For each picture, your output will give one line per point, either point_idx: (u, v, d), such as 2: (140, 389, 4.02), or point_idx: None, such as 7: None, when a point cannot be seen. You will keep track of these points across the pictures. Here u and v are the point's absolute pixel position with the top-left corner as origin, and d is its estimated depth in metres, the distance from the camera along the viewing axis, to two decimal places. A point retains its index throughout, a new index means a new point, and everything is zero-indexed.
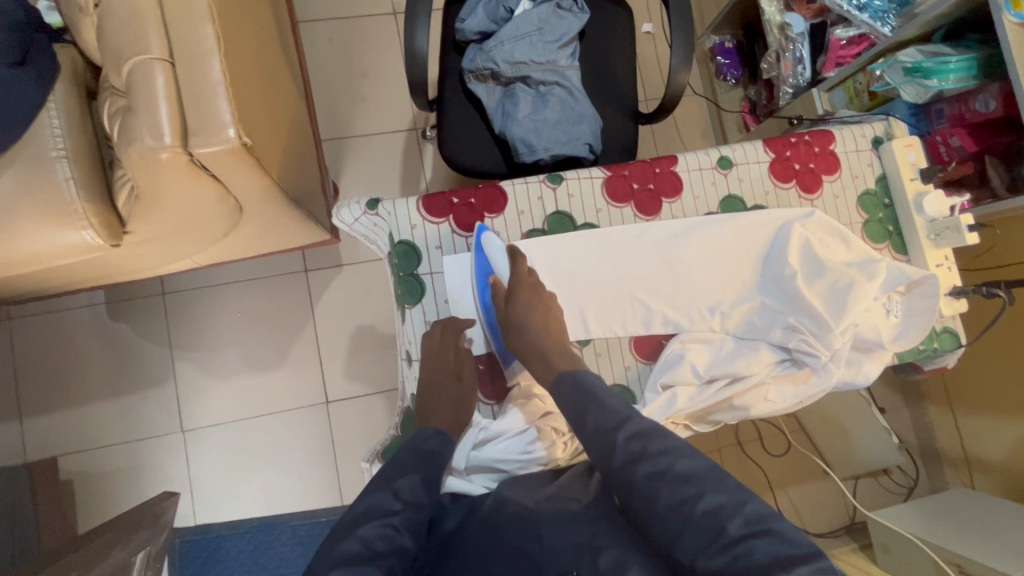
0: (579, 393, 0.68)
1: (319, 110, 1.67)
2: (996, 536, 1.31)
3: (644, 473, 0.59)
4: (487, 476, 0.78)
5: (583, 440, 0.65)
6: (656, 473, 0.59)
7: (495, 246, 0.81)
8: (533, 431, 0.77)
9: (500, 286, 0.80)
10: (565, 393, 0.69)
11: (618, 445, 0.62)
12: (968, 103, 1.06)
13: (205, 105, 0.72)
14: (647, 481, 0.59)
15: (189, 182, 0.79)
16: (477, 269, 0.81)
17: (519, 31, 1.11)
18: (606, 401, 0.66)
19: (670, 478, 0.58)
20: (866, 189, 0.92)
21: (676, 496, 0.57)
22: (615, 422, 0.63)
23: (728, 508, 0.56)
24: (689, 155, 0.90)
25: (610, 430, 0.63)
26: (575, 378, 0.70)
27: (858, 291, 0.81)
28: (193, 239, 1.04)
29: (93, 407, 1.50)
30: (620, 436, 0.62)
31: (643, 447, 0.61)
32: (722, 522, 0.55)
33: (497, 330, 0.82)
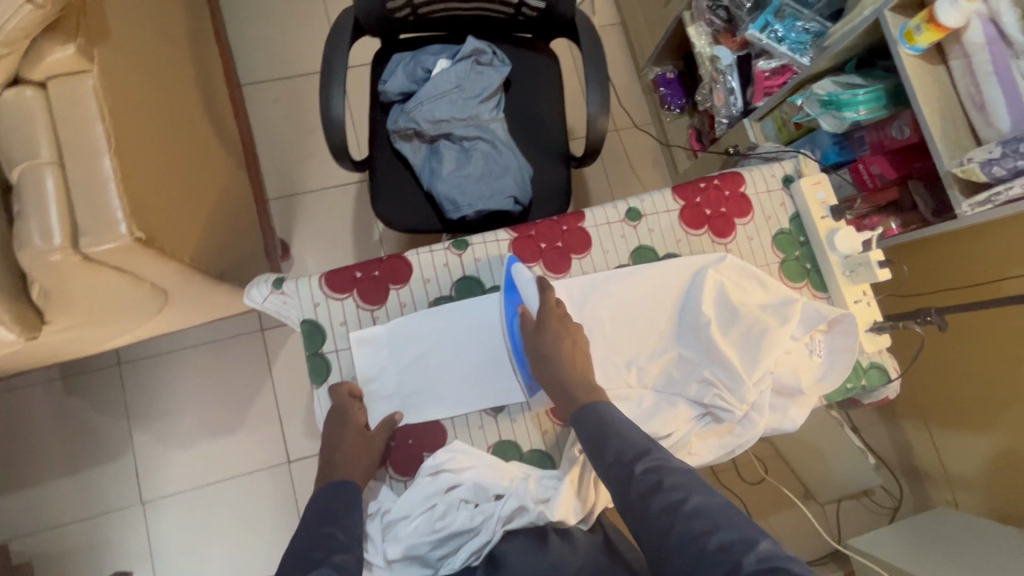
0: (599, 428, 0.70)
1: (268, 169, 1.69)
2: (976, 562, 1.26)
3: (658, 508, 0.61)
4: (414, 563, 0.75)
5: (601, 472, 0.68)
6: (672, 505, 0.60)
7: (526, 277, 0.81)
8: (439, 507, 0.75)
9: (528, 316, 0.80)
10: (588, 433, 0.71)
11: (635, 477, 0.64)
12: (885, 131, 1.06)
13: (95, 204, 0.73)
14: (662, 515, 0.60)
15: (93, 276, 0.79)
16: (506, 297, 0.82)
17: (438, 90, 1.13)
18: (625, 433, 0.69)
19: (685, 511, 0.59)
20: (780, 229, 0.92)
21: (692, 531, 0.58)
22: (633, 453, 0.66)
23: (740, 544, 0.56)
24: (597, 209, 0.90)
25: (628, 459, 0.66)
26: (600, 410, 0.72)
27: (772, 338, 0.81)
28: (123, 320, 1.04)
29: (51, 484, 1.49)
30: (637, 468, 0.65)
31: (659, 480, 0.63)
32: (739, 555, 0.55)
33: (525, 359, 0.81)
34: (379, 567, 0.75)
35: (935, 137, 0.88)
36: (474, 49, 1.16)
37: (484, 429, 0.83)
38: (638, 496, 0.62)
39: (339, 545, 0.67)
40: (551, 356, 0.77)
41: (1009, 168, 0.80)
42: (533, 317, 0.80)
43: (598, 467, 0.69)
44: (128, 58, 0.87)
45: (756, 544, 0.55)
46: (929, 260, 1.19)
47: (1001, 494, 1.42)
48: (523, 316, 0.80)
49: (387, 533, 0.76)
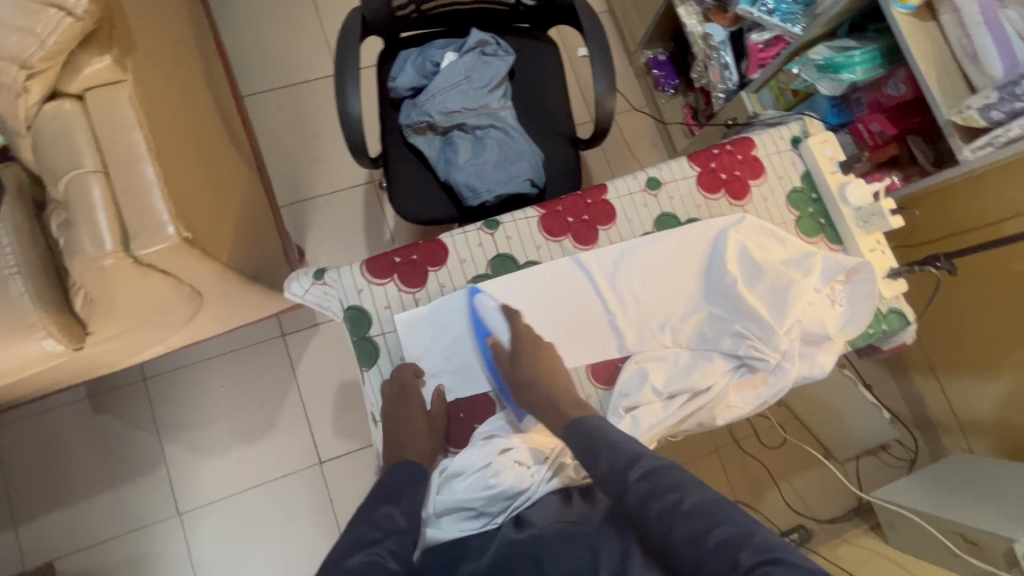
0: (588, 442, 0.72)
1: (276, 177, 1.71)
2: (996, 500, 1.31)
3: (657, 511, 0.62)
4: (461, 517, 0.79)
5: (596, 478, 0.69)
6: (668, 507, 0.62)
7: (489, 308, 0.85)
8: (495, 465, 0.78)
9: (501, 347, 0.84)
10: (578, 443, 0.73)
11: (630, 482, 0.65)
12: (882, 90, 1.11)
13: (142, 208, 0.75)
14: (660, 517, 0.62)
15: (140, 280, 0.82)
16: (474, 328, 0.84)
17: (448, 82, 1.16)
18: (617, 443, 0.70)
19: (682, 512, 0.61)
20: (794, 187, 0.96)
21: (691, 530, 0.60)
22: (626, 461, 0.67)
23: (739, 539, 0.58)
24: (618, 181, 0.94)
25: (622, 466, 0.67)
26: (584, 424, 0.75)
27: (797, 290, 0.85)
28: (159, 327, 1.06)
29: (86, 503, 1.50)
30: (632, 475, 0.66)
31: (653, 485, 0.64)
32: (738, 551, 0.57)
33: (506, 389, 0.84)
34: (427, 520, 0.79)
35: (933, 89, 0.93)
36: (479, 41, 1.19)
37: None
38: (636, 501, 0.64)
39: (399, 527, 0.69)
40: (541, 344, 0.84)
41: (1006, 111, 0.84)
42: (504, 346, 0.84)
43: (593, 476, 0.70)
44: (154, 69, 0.90)
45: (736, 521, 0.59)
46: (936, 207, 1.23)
47: (1015, 435, 1.48)
48: (495, 347, 0.83)
49: (441, 490, 0.80)
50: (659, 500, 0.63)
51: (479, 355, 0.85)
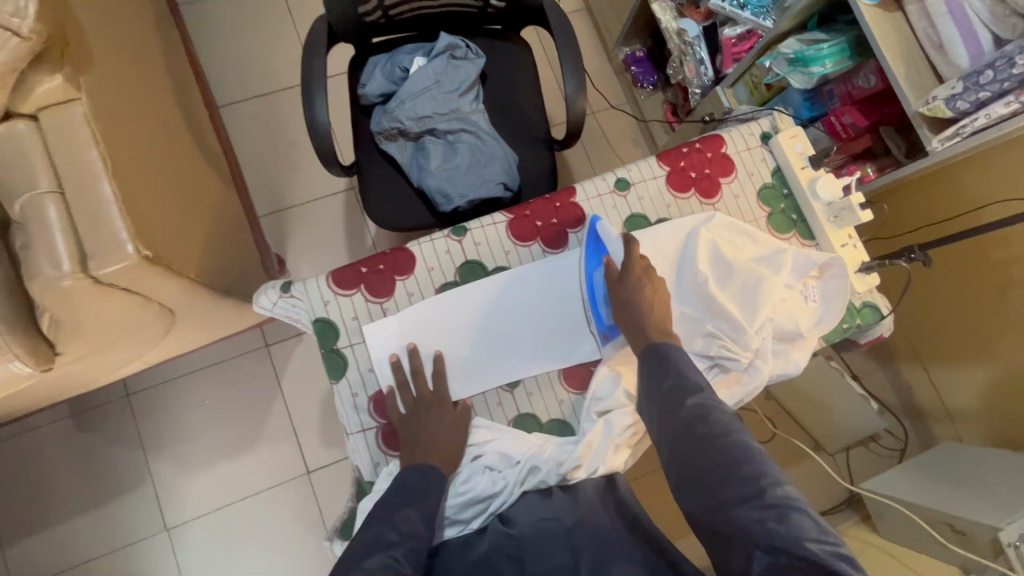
0: (660, 360, 0.75)
1: (255, 187, 1.70)
2: (984, 487, 1.31)
3: (704, 435, 0.67)
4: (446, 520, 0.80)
5: (654, 396, 0.74)
6: (714, 435, 0.67)
7: (610, 233, 0.84)
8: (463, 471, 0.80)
9: (613, 265, 0.82)
10: (650, 365, 0.76)
11: (684, 406, 0.70)
12: (853, 81, 1.10)
13: (101, 227, 0.74)
14: (704, 440, 0.66)
15: (105, 299, 0.81)
16: (590, 252, 0.86)
17: (417, 87, 1.15)
18: (688, 373, 0.73)
19: (726, 441, 0.66)
20: (765, 183, 0.95)
21: (728, 459, 0.64)
22: (688, 387, 0.72)
23: (770, 478, 0.62)
24: (587, 183, 0.93)
25: (683, 392, 0.71)
26: (666, 352, 0.76)
27: (767, 288, 0.84)
28: (134, 344, 1.05)
29: (73, 522, 1.49)
30: (688, 400, 0.70)
31: (704, 413, 0.69)
32: (764, 488, 0.61)
33: (601, 310, 0.84)
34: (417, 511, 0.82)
35: (901, 81, 0.92)
36: (448, 44, 1.18)
37: (503, 404, 0.86)
38: (686, 423, 0.69)
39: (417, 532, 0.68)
40: (632, 277, 0.80)
41: (972, 101, 0.84)
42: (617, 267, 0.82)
43: (652, 393, 0.74)
44: (113, 84, 0.89)
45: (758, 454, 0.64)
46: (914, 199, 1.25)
47: (1002, 421, 1.48)
48: (608, 265, 0.82)
49: None
50: (704, 428, 0.67)
51: (585, 276, 0.86)
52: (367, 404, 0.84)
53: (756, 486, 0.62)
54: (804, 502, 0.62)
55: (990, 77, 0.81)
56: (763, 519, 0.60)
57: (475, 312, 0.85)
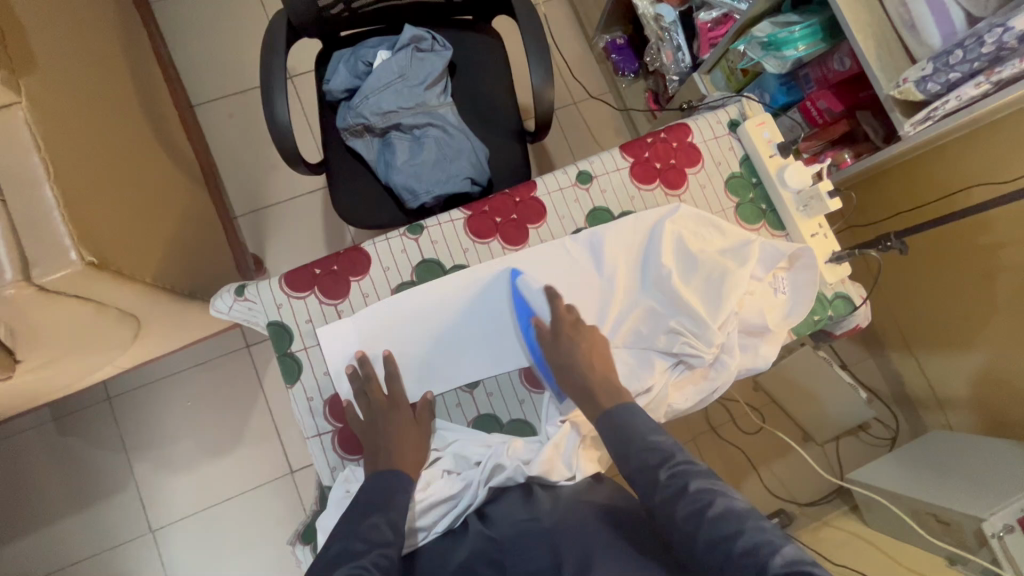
0: (623, 433, 0.70)
1: (232, 187, 1.68)
2: (972, 477, 1.29)
3: (685, 513, 0.62)
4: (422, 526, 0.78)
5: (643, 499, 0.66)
6: (697, 509, 0.61)
7: (533, 288, 0.83)
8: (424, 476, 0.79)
9: (541, 325, 0.80)
10: (611, 436, 0.72)
11: (659, 483, 0.65)
12: (829, 65, 1.07)
13: (41, 233, 0.72)
14: (687, 518, 0.61)
15: (55, 306, 0.80)
16: (517, 311, 0.84)
17: (382, 82, 1.12)
18: (656, 444, 0.68)
19: (710, 516, 0.60)
20: (732, 172, 0.93)
21: (719, 533, 0.59)
22: (658, 458, 0.67)
23: (767, 546, 0.57)
24: (548, 177, 0.91)
25: (655, 467, 0.67)
26: (624, 413, 0.72)
27: (733, 281, 0.82)
28: (100, 349, 1.04)
29: (57, 526, 1.49)
30: (662, 473, 0.66)
31: (683, 485, 0.64)
32: (768, 558, 0.56)
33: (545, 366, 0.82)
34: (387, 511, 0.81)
35: (871, 62, 0.89)
36: (413, 36, 1.15)
37: (462, 405, 0.85)
38: (663, 504, 0.64)
39: (385, 539, 0.66)
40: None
41: (942, 83, 0.80)
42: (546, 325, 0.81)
43: (641, 501, 0.66)
44: (61, 87, 0.86)
45: (781, 548, 0.57)
46: (906, 184, 1.24)
47: (993, 410, 1.45)
48: (535, 325, 0.80)
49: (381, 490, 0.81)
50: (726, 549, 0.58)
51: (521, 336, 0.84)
52: (323, 407, 0.83)
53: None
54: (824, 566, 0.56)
55: (960, 57, 0.77)
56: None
57: (434, 313, 0.83)
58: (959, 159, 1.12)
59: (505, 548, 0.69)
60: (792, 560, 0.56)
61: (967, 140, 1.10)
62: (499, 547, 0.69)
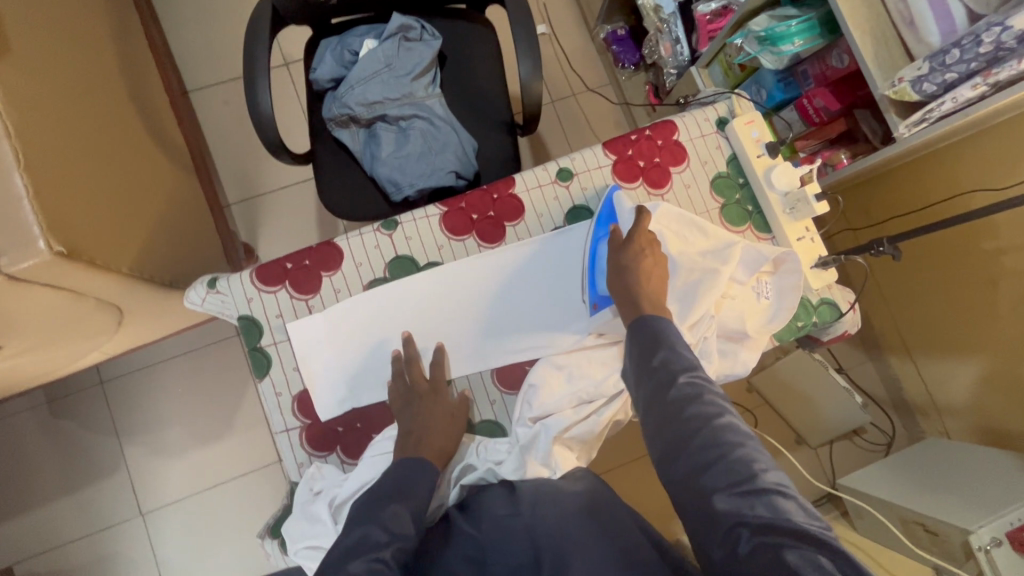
0: (655, 339, 0.69)
1: (226, 174, 1.68)
2: (962, 485, 1.27)
3: (692, 414, 0.62)
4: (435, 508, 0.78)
5: (655, 399, 0.65)
6: (704, 416, 0.62)
7: (625, 205, 0.82)
8: None
9: (618, 232, 0.79)
10: (641, 334, 0.71)
11: (676, 384, 0.65)
12: (826, 62, 1.03)
13: (9, 222, 0.72)
14: (694, 419, 0.62)
15: (27, 295, 0.79)
16: (602, 219, 0.84)
17: (367, 72, 1.10)
18: (680, 348, 0.68)
19: (718, 423, 0.61)
20: (718, 172, 0.90)
21: (720, 440, 0.60)
22: (682, 365, 0.66)
23: (761, 464, 0.58)
24: (528, 173, 0.89)
25: (674, 369, 0.66)
26: (656, 323, 0.71)
27: (713, 284, 0.80)
28: (82, 337, 1.05)
29: (51, 506, 1.52)
30: (682, 377, 0.65)
31: (698, 392, 0.64)
32: (758, 472, 0.57)
33: (597, 279, 0.82)
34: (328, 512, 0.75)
35: (867, 60, 0.86)
36: (400, 26, 1.13)
37: None
38: (675, 402, 0.63)
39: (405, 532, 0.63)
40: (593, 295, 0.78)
41: (938, 83, 0.77)
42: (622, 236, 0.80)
43: (656, 399, 0.65)
44: (37, 74, 0.86)
45: (772, 470, 0.58)
46: (903, 186, 1.21)
47: (990, 418, 1.42)
48: (613, 231, 0.80)
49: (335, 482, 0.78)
50: (719, 457, 0.59)
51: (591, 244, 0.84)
52: (292, 404, 0.82)
53: (776, 520, 0.54)
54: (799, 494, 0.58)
55: (956, 57, 0.74)
56: (757, 490, 0.56)
57: (408, 311, 0.83)
58: (965, 160, 1.07)
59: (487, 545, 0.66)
60: (778, 482, 0.57)
61: (970, 141, 1.05)
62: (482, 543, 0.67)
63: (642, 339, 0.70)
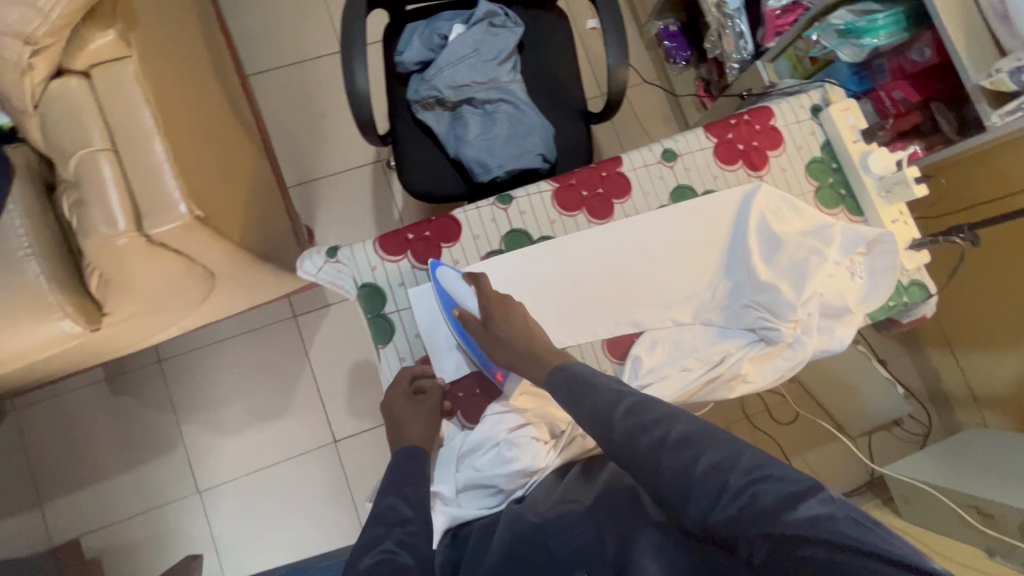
0: (576, 385, 0.68)
1: (284, 157, 1.69)
2: (1016, 473, 1.30)
3: (645, 443, 0.59)
4: (480, 494, 0.81)
5: (583, 426, 0.66)
6: (657, 441, 0.59)
7: (451, 278, 0.83)
8: (500, 446, 0.80)
9: (468, 316, 0.81)
10: (561, 387, 0.69)
11: (616, 422, 0.62)
12: (906, 55, 1.07)
13: (152, 186, 0.74)
14: (647, 450, 0.58)
15: (155, 257, 0.81)
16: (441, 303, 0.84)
17: (457, 56, 1.13)
18: (603, 384, 0.66)
19: (669, 442, 0.58)
20: (813, 157, 0.94)
21: (680, 461, 0.57)
22: (610, 401, 0.64)
23: (726, 462, 0.55)
24: (633, 153, 0.93)
25: (607, 408, 0.63)
26: (568, 369, 0.71)
27: (818, 261, 0.83)
28: (175, 306, 1.06)
29: (109, 481, 1.53)
30: (617, 413, 0.62)
31: (638, 420, 0.61)
32: (726, 475, 0.54)
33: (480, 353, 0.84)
34: (447, 500, 0.81)
35: (959, 53, 0.90)
36: (487, 12, 1.16)
37: None
38: (623, 441, 0.60)
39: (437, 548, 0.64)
40: None
41: None
42: (472, 314, 0.81)
43: (579, 423, 0.66)
44: (158, 46, 0.88)
45: (742, 457, 0.55)
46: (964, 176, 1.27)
47: None
48: (462, 318, 0.81)
49: (457, 460, 0.84)
50: (687, 471, 0.56)
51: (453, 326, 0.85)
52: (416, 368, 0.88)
53: (755, 510, 0.52)
54: (784, 466, 0.54)
55: None
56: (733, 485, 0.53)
57: (525, 280, 0.86)
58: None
59: (547, 531, 0.69)
60: (753, 470, 0.54)
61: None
62: (542, 531, 0.69)
63: (564, 396, 0.68)
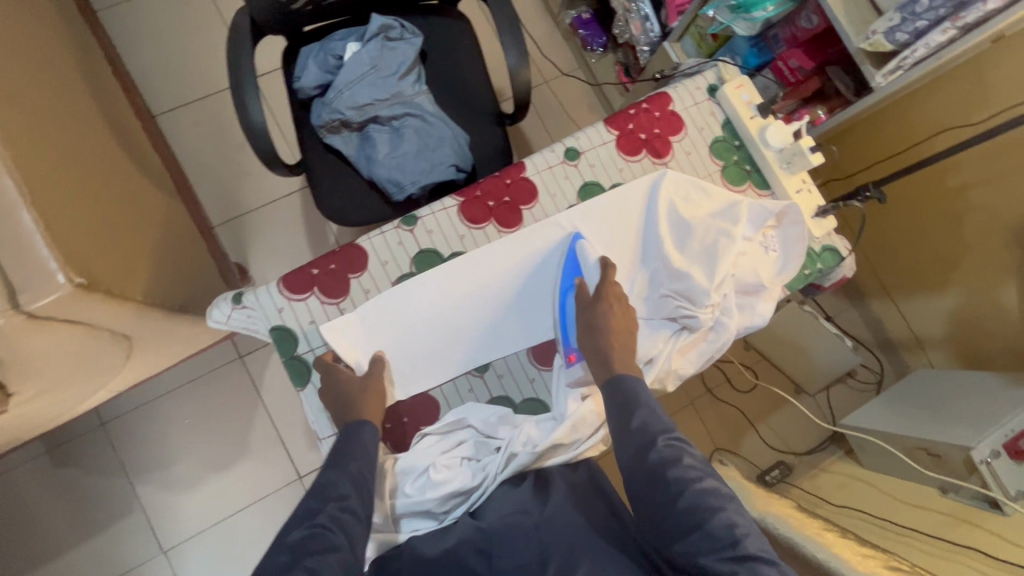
0: (626, 398, 0.74)
1: (206, 196, 1.63)
2: (959, 412, 1.34)
3: (675, 478, 0.67)
4: (416, 517, 0.81)
5: (618, 433, 0.73)
6: (684, 478, 0.67)
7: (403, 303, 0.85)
8: (430, 471, 0.81)
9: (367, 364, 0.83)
10: (615, 399, 0.75)
11: (655, 446, 0.70)
12: (797, 23, 1.08)
13: (24, 259, 0.70)
14: (675, 483, 0.67)
15: (45, 331, 0.77)
16: (566, 270, 0.86)
17: (354, 74, 1.10)
18: (656, 409, 0.73)
19: (697, 490, 0.66)
20: (716, 137, 0.94)
21: (699, 510, 0.65)
22: (659, 427, 0.72)
23: (744, 530, 0.64)
24: (536, 157, 0.92)
25: (653, 431, 0.71)
26: (624, 382, 0.76)
27: (727, 243, 0.85)
28: (94, 374, 1.01)
29: (66, 556, 1.47)
30: (659, 441, 0.70)
31: (676, 456, 0.69)
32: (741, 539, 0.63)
33: (567, 331, 0.84)
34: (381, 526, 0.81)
35: (841, 18, 0.91)
36: (381, 26, 1.13)
37: (474, 390, 0.89)
38: (654, 465, 0.69)
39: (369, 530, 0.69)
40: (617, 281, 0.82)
41: (910, 32, 0.83)
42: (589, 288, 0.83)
43: (617, 431, 0.73)
44: (21, 106, 0.83)
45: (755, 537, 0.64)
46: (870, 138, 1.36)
47: (970, 344, 1.51)
48: (580, 286, 0.82)
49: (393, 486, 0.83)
50: (705, 522, 0.65)
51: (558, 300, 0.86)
52: None
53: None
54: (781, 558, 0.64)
55: (925, 5, 0.79)
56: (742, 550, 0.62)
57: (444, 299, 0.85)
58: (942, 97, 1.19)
59: (493, 540, 0.75)
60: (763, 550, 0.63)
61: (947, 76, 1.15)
62: (488, 538, 0.75)
63: (617, 404, 0.74)
